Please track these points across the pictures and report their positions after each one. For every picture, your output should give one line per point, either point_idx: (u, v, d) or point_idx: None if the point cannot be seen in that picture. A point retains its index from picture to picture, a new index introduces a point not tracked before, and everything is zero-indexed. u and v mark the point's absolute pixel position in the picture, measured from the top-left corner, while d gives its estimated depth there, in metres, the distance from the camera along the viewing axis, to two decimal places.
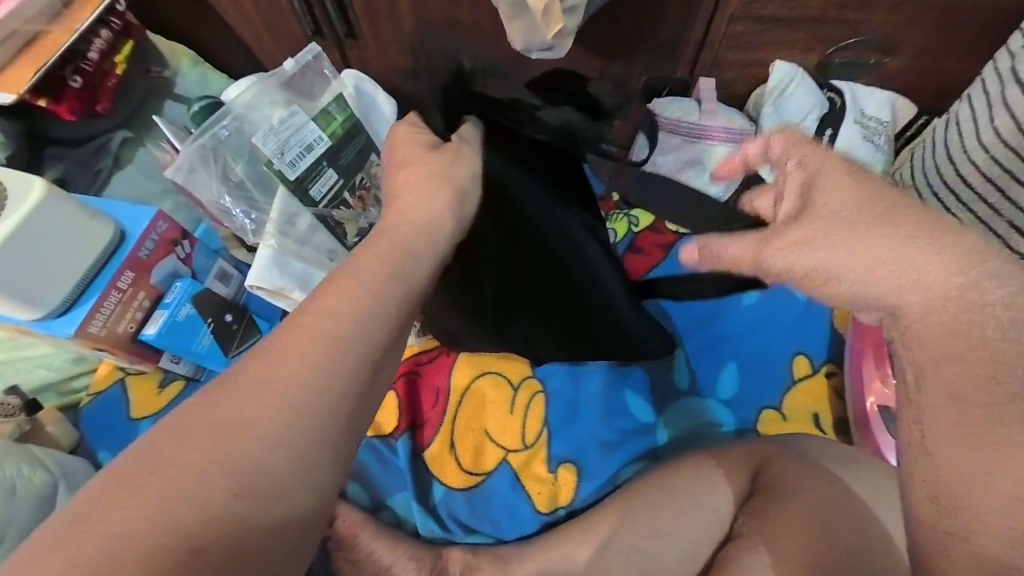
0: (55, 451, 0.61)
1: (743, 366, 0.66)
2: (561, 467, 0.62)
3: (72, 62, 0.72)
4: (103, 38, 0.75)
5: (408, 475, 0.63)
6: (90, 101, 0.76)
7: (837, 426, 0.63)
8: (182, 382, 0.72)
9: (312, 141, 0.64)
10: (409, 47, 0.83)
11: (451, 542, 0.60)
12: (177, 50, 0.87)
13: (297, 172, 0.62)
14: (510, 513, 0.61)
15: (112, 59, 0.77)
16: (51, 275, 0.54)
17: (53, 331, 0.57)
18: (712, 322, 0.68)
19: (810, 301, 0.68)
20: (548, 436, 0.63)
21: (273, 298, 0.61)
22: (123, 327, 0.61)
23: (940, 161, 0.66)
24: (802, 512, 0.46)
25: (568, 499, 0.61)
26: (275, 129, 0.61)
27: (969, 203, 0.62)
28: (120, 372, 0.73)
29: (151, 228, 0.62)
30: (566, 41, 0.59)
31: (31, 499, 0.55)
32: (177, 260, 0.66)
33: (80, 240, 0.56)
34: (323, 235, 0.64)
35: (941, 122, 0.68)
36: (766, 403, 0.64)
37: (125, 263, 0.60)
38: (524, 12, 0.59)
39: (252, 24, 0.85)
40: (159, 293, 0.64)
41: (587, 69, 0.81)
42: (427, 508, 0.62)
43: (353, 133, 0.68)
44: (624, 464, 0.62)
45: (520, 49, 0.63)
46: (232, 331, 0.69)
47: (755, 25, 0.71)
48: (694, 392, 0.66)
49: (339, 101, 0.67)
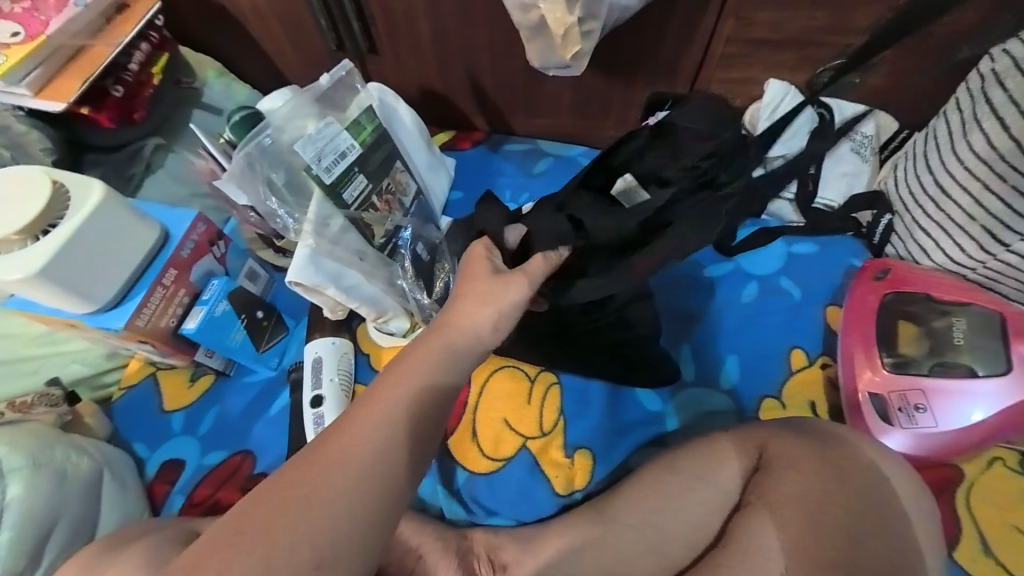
0: (98, 442, 0.65)
1: (742, 360, 0.71)
2: (576, 452, 0.66)
3: (113, 74, 0.77)
4: (141, 51, 0.79)
5: (432, 461, 0.67)
6: (128, 110, 0.80)
7: (829, 412, 0.68)
8: (211, 376, 0.76)
9: (345, 149, 0.68)
10: (426, 61, 0.88)
11: (474, 524, 0.64)
12: (203, 62, 0.92)
13: (332, 177, 0.67)
14: (529, 497, 0.65)
15: (149, 71, 0.81)
16: (104, 273, 0.58)
17: (103, 325, 0.60)
18: (712, 318, 0.74)
19: (801, 299, 0.74)
20: (563, 426, 0.67)
21: (308, 294, 0.66)
22: (165, 321, 0.64)
23: (921, 172, 0.71)
24: (802, 484, 0.50)
25: (583, 482, 0.65)
26: (312, 137, 0.66)
27: (948, 210, 0.68)
28: (151, 368, 0.76)
29: (191, 229, 0.66)
30: (582, 62, 0.65)
31: (79, 484, 0.58)
32: (212, 260, 0.70)
33: (130, 240, 0.60)
34: (354, 236, 0.69)
35: (922, 137, 0.74)
36: (764, 392, 0.69)
37: (168, 262, 0.64)
38: (542, 34, 0.64)
39: (277, 39, 0.89)
40: (197, 291, 0.68)
41: (594, 85, 0.86)
42: (451, 492, 0.66)
43: (380, 141, 0.74)
44: (632, 450, 0.66)
45: (537, 67, 0.68)
46: (262, 327, 0.73)
47: (749, 47, 0.77)
48: (699, 383, 0.71)
49: (367, 112, 0.72)
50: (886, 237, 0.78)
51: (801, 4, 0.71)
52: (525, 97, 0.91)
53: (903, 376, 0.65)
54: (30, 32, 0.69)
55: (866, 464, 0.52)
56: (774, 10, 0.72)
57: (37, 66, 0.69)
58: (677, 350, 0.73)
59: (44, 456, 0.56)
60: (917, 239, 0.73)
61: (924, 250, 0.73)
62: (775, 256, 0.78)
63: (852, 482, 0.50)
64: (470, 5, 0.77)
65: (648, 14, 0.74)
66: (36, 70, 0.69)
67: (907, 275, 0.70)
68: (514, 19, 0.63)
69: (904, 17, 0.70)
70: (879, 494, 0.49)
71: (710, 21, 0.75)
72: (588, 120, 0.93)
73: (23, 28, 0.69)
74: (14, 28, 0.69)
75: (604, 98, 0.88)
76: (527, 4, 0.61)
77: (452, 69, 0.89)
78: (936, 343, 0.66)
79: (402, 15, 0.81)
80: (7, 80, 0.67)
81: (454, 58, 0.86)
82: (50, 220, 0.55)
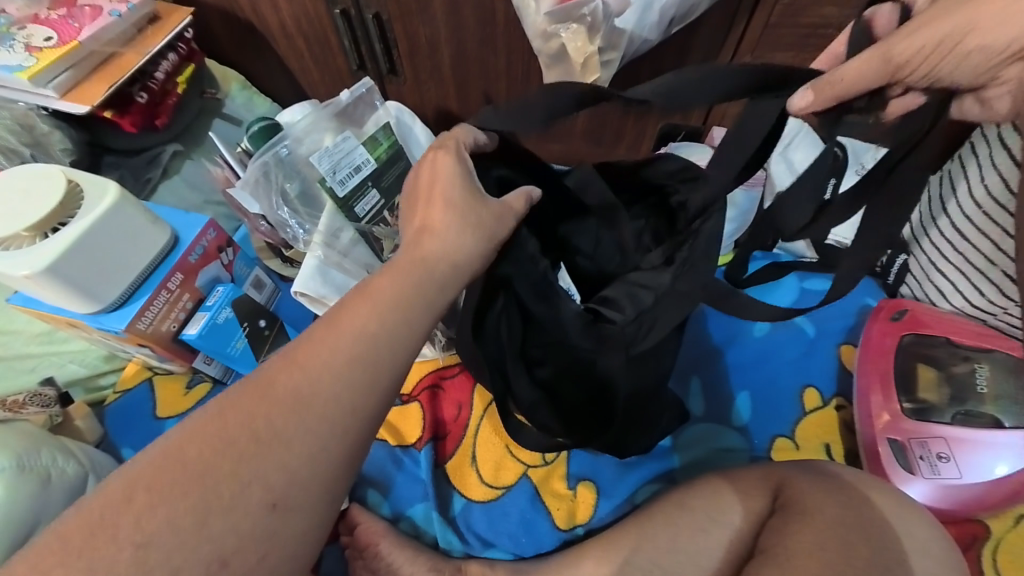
0: (84, 445, 0.63)
1: (754, 397, 0.69)
2: (578, 484, 0.64)
3: (140, 81, 0.78)
4: (169, 61, 0.81)
5: (429, 485, 0.64)
6: (151, 116, 0.81)
7: (846, 456, 0.66)
8: (209, 384, 0.74)
9: (360, 163, 0.69)
10: (445, 84, 0.90)
11: (470, 556, 0.61)
12: (228, 75, 0.94)
13: (345, 190, 0.68)
14: (528, 530, 0.62)
15: (174, 80, 0.83)
16: (109, 273, 0.57)
17: (106, 326, 0.60)
18: (724, 349, 0.73)
19: (814, 337, 0.73)
20: (567, 456, 0.66)
21: (314, 305, 0.65)
22: (166, 326, 0.64)
23: (937, 215, 0.71)
24: (822, 536, 0.47)
25: (585, 517, 0.63)
26: (330, 150, 0.67)
27: (966, 251, 0.67)
28: (149, 372, 0.75)
29: (202, 235, 0.66)
30: (600, 90, 0.66)
31: (62, 489, 0.56)
32: (220, 266, 0.69)
33: (140, 242, 0.60)
34: (363, 250, 0.68)
35: (936, 178, 0.74)
36: (778, 431, 0.67)
37: (176, 266, 0.63)
38: (560, 62, 0.65)
39: (302, 58, 0.91)
40: (201, 296, 0.67)
41: (608, 114, 0.87)
42: (446, 520, 0.63)
43: (395, 158, 0.73)
44: (640, 485, 0.64)
45: (555, 93, 0.70)
46: (264, 337, 0.73)
47: None
48: (708, 418, 0.69)
49: (384, 128, 0.73)
50: (901, 278, 0.78)
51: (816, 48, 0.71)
52: None
53: (924, 424, 0.62)
54: (62, 38, 0.71)
55: (886, 516, 0.49)
56: (790, 51, 0.73)
57: (66, 69, 0.71)
58: (685, 383, 0.72)
59: (30, 458, 0.54)
60: (933, 280, 0.73)
61: (941, 293, 0.73)
62: (787, 290, 0.80)
63: (871, 536, 0.47)
64: (491, 32, 0.79)
65: (665, 50, 0.75)
66: (65, 73, 0.71)
67: (925, 317, 0.68)
68: (535, 47, 0.64)
69: None
70: (901, 550, 0.47)
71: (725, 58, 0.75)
72: (601, 147, 0.93)
73: (56, 34, 0.71)
74: (48, 34, 0.71)
75: (618, 127, 0.89)
76: (548, 34, 0.62)
77: (469, 92, 0.90)
78: (956, 391, 0.64)
79: (425, 40, 0.83)
80: (36, 82, 0.68)
81: (472, 81, 0.88)
82: (62, 218, 0.55)
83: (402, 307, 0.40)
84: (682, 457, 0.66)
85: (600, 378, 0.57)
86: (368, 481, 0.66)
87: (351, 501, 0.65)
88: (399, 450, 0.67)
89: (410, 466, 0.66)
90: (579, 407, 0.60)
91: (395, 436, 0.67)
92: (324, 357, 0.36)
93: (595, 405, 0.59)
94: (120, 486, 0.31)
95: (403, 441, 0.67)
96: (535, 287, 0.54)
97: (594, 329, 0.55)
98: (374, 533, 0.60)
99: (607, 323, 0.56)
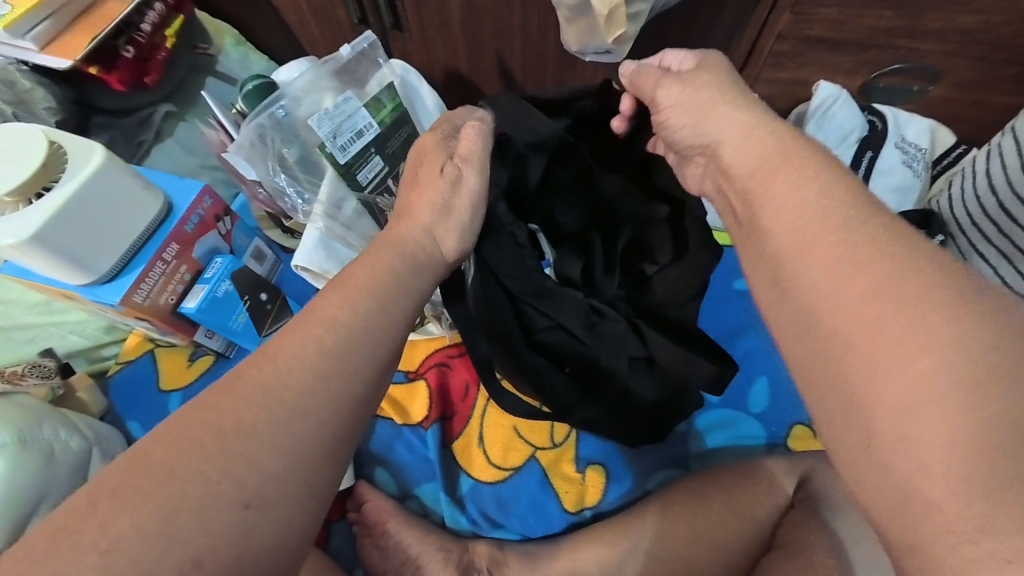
0: (88, 418, 0.62)
1: (773, 382, 0.67)
2: (588, 468, 0.63)
3: (125, 34, 0.72)
4: (156, 10, 0.75)
5: (436, 465, 0.63)
6: (139, 72, 0.75)
7: None
8: (212, 357, 0.72)
9: (363, 127, 0.63)
10: (454, 41, 0.83)
11: (478, 536, 0.61)
12: (221, 29, 0.87)
13: (347, 157, 0.62)
14: (537, 512, 0.61)
15: (162, 33, 0.77)
16: (101, 241, 0.54)
17: (101, 298, 0.57)
18: (741, 332, 0.71)
19: None
20: (576, 438, 0.64)
21: (316, 280, 0.63)
22: (165, 299, 0.61)
23: (982, 191, 0.66)
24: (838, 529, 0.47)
25: (595, 500, 0.62)
26: (329, 112, 0.61)
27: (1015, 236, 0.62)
28: (151, 344, 0.73)
29: (197, 203, 0.62)
30: (625, 46, 0.60)
31: (66, 465, 0.55)
32: (218, 236, 0.66)
33: (132, 208, 0.56)
34: (366, 221, 0.65)
35: (983, 151, 0.68)
36: (797, 418, 0.65)
37: (171, 235, 0.60)
38: (583, 15, 0.59)
39: (298, 9, 0.83)
40: (200, 268, 0.65)
41: None
42: (454, 500, 0.63)
43: (401, 122, 0.68)
44: (652, 471, 0.63)
45: (575, 50, 0.64)
46: (266, 310, 0.69)
47: (803, 44, 0.71)
48: (725, 403, 0.67)
49: (389, 88, 0.67)
50: None
51: (866, 2, 0.64)
52: (555, 83, 0.85)
53: None
54: None
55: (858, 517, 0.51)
56: (836, 6, 0.65)
57: (46, 17, 0.65)
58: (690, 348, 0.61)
59: (31, 432, 0.53)
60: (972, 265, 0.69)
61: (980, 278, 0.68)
62: None
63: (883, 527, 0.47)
64: None
65: (696, 4, 0.67)
66: (44, 23, 0.65)
67: None
68: None
69: (979, 22, 0.64)
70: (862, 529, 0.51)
71: (762, 14, 0.68)
72: None
73: None
74: None
75: None
76: None
77: (480, 51, 0.83)
78: None
79: None
80: (13, 32, 0.63)
81: (484, 38, 0.81)
82: (47, 182, 0.51)
83: (385, 284, 0.40)
84: (697, 444, 0.65)
85: (606, 367, 0.55)
86: (375, 458, 0.65)
87: (358, 477, 0.65)
88: (405, 430, 0.65)
89: (416, 445, 0.65)
90: (576, 380, 0.57)
91: (402, 415, 0.66)
92: (332, 354, 0.35)
93: (589, 381, 0.57)
94: (87, 493, 0.29)
95: (410, 420, 0.66)
96: (531, 283, 0.54)
97: (593, 325, 0.56)
98: (383, 512, 0.60)
99: (606, 321, 0.56)
